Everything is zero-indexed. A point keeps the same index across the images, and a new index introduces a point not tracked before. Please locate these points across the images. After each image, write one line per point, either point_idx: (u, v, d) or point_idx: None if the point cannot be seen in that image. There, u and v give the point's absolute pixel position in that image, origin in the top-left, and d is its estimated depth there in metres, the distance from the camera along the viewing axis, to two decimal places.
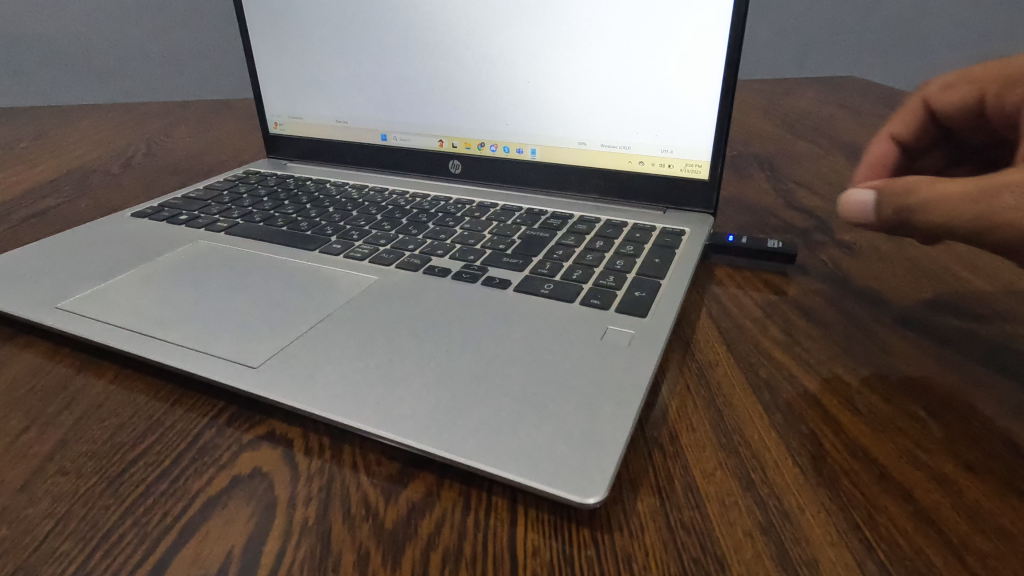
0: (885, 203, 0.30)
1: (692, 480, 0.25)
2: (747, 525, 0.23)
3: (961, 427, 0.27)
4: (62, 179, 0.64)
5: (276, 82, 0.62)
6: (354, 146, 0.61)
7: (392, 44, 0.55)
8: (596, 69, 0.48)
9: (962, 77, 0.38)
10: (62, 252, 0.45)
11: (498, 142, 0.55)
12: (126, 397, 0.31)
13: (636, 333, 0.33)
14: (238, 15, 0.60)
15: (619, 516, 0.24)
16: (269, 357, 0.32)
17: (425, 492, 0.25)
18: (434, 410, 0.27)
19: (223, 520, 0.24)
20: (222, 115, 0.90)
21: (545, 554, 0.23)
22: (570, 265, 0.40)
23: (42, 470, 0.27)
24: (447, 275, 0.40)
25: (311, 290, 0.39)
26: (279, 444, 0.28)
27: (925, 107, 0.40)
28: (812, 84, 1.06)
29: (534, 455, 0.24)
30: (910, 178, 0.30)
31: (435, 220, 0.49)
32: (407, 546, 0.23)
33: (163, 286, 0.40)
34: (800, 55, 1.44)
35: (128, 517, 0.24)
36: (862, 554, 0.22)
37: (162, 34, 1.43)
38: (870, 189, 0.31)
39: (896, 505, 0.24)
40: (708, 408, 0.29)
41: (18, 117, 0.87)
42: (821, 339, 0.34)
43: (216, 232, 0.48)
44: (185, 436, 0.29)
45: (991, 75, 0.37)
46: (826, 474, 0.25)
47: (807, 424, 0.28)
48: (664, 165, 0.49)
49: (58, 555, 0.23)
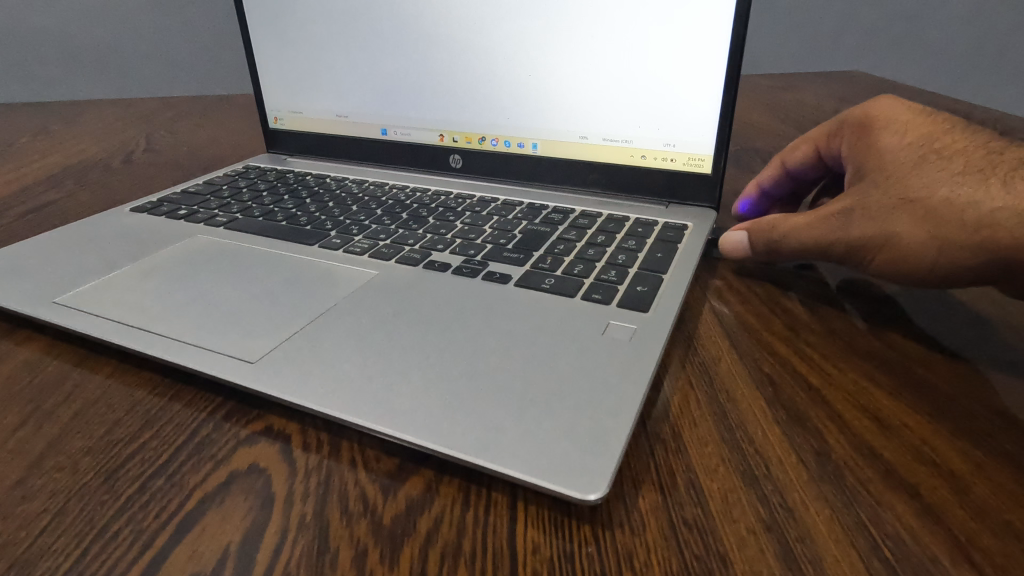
0: (757, 240, 0.41)
1: (695, 476, 0.25)
2: (750, 522, 0.23)
3: (968, 422, 0.27)
4: (62, 174, 0.63)
5: (275, 76, 0.62)
6: (354, 141, 0.61)
7: (393, 37, 0.54)
8: (598, 62, 0.48)
9: (803, 139, 0.46)
10: (60, 246, 0.44)
11: (500, 136, 0.54)
12: (124, 392, 0.31)
13: (638, 328, 0.32)
14: (237, 9, 0.60)
15: (621, 512, 0.24)
16: (267, 352, 0.31)
17: (424, 488, 0.25)
18: (432, 406, 0.27)
19: (220, 516, 0.24)
20: (223, 110, 0.90)
21: (545, 551, 0.22)
22: (572, 260, 0.40)
23: (38, 465, 0.27)
24: (447, 270, 0.39)
25: (310, 285, 0.39)
26: (277, 440, 0.28)
27: (779, 165, 0.47)
28: (817, 79, 1.05)
29: (534, 451, 0.24)
30: (769, 218, 0.41)
31: (435, 214, 0.49)
32: (406, 544, 0.23)
33: (162, 281, 0.39)
34: (805, 50, 1.43)
35: (123, 513, 0.24)
36: (868, 552, 0.21)
37: (163, 29, 1.43)
38: (743, 233, 0.42)
39: (902, 502, 0.23)
40: (711, 404, 0.29)
41: (19, 113, 0.87)
42: (826, 334, 0.34)
43: (216, 226, 0.48)
44: (182, 432, 0.28)
45: (818, 134, 0.45)
46: (831, 470, 0.25)
47: (811, 420, 0.27)
48: (667, 159, 0.49)
49: (53, 551, 0.23)
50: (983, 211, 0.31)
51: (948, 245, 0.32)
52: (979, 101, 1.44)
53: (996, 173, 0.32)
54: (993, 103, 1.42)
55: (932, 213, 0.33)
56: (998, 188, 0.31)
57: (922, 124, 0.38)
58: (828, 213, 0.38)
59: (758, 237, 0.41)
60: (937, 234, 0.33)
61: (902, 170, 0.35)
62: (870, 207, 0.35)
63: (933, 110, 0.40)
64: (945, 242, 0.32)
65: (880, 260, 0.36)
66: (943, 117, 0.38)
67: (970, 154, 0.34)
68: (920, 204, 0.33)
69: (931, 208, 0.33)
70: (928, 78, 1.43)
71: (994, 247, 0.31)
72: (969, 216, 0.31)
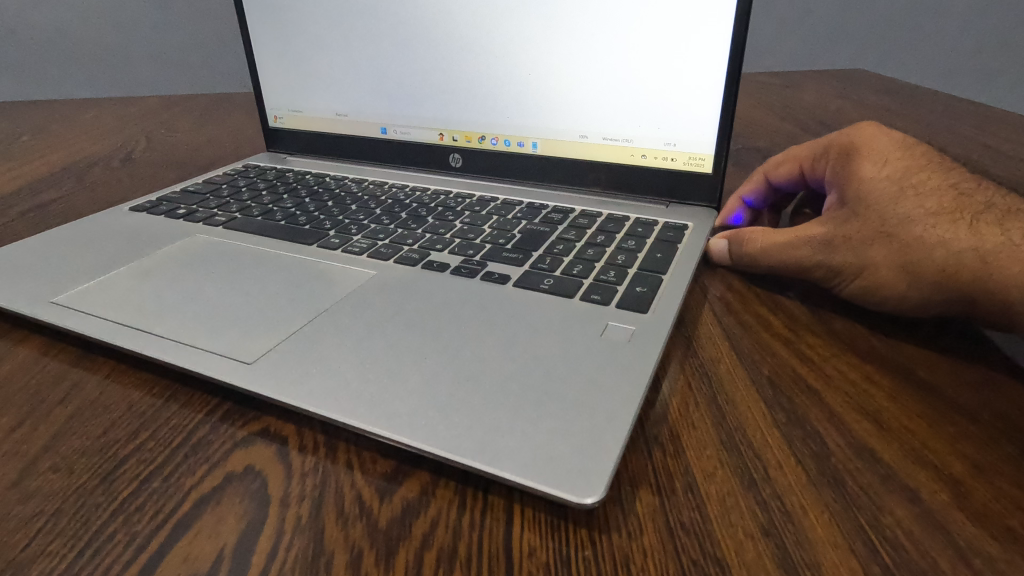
0: (736, 254, 0.41)
1: (693, 480, 0.25)
2: (748, 526, 0.23)
3: (970, 426, 0.27)
4: (61, 173, 0.63)
5: (275, 75, 0.61)
6: (354, 139, 0.60)
7: (393, 35, 0.54)
8: (599, 61, 0.47)
9: (788, 155, 0.46)
10: (58, 246, 0.44)
11: (500, 135, 0.54)
12: (120, 393, 0.31)
13: (637, 329, 0.32)
14: (237, 7, 0.59)
15: (618, 516, 0.23)
16: (264, 353, 0.31)
17: (420, 491, 0.25)
18: (428, 408, 0.27)
19: (215, 519, 0.24)
20: (223, 108, 0.90)
21: (541, 555, 0.22)
22: (571, 260, 0.40)
23: (33, 467, 0.26)
24: (446, 270, 0.39)
25: (308, 285, 0.38)
26: (273, 442, 0.28)
27: (764, 178, 0.47)
28: (820, 77, 1.05)
29: (531, 454, 0.24)
30: (753, 230, 0.40)
31: (434, 214, 0.48)
32: (401, 547, 0.22)
33: (159, 281, 0.39)
34: (807, 47, 1.42)
35: (118, 515, 0.24)
36: (866, 557, 0.21)
37: (163, 27, 1.42)
38: (724, 242, 0.42)
39: (902, 506, 0.23)
40: (710, 407, 0.29)
41: (20, 111, 0.87)
42: (827, 336, 0.34)
43: (214, 226, 0.48)
44: (178, 433, 0.28)
45: (805, 153, 0.44)
46: (830, 473, 0.25)
47: (811, 423, 0.27)
48: (667, 158, 0.48)
49: (48, 553, 0.23)
50: (952, 250, 0.32)
51: (919, 279, 0.33)
52: (981, 100, 1.43)
53: (965, 216, 0.34)
54: (996, 103, 1.41)
55: (909, 246, 0.33)
56: (968, 230, 0.33)
57: (905, 153, 0.38)
58: (810, 235, 0.37)
59: (736, 248, 0.41)
60: (909, 267, 0.33)
61: (881, 200, 0.35)
62: (851, 234, 0.36)
63: (912, 141, 0.40)
64: (917, 277, 0.33)
65: (852, 287, 0.36)
66: (922, 154, 0.38)
67: (943, 193, 0.35)
68: (896, 237, 0.34)
69: (905, 242, 0.33)
70: (931, 76, 1.42)
71: (961, 285, 0.32)
72: (938, 255, 0.32)
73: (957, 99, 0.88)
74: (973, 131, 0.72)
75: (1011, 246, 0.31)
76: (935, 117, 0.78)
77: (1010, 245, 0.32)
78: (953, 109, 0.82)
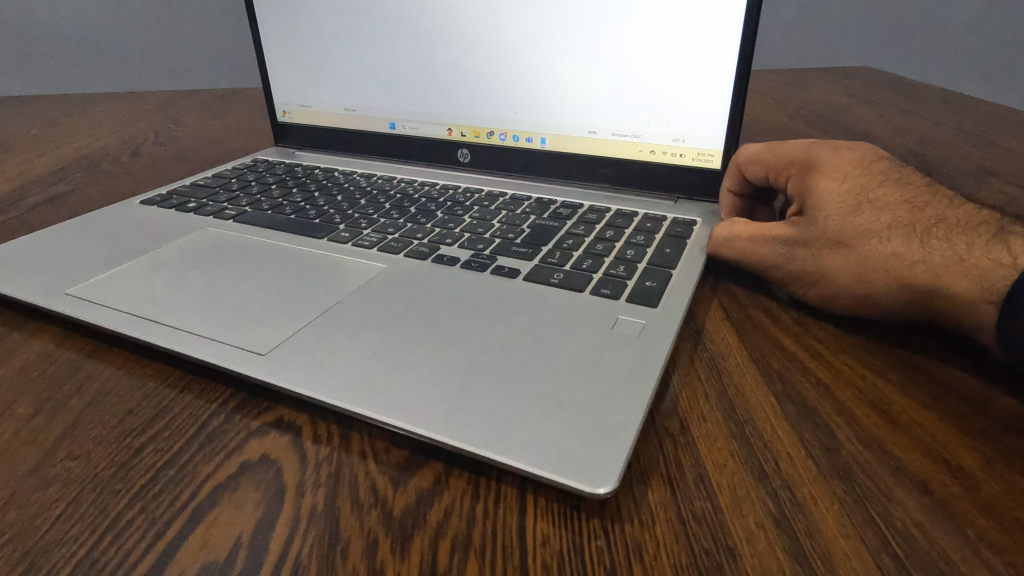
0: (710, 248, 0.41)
1: (704, 470, 0.25)
2: (760, 516, 0.23)
3: (975, 421, 0.27)
4: (71, 166, 0.64)
5: (284, 70, 0.62)
6: (362, 134, 0.61)
7: (402, 30, 0.54)
8: (607, 58, 0.48)
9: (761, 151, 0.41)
10: (72, 238, 0.45)
11: (508, 130, 0.54)
12: (136, 383, 0.31)
13: (647, 323, 0.32)
14: (247, 5, 0.60)
15: (630, 506, 0.24)
16: (278, 344, 0.32)
17: (433, 480, 0.25)
18: (440, 399, 0.27)
19: (231, 507, 0.24)
20: (231, 103, 0.90)
21: (555, 543, 0.22)
22: (580, 255, 0.40)
23: (52, 455, 0.27)
24: (455, 264, 0.40)
25: (319, 278, 0.39)
26: (288, 431, 0.28)
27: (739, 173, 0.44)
28: (827, 76, 1.04)
29: (543, 444, 0.24)
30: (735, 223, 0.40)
31: (443, 209, 0.49)
32: (415, 535, 0.23)
33: (172, 273, 0.40)
34: (812, 43, 1.40)
35: (137, 501, 0.24)
36: (877, 547, 0.21)
37: (167, 22, 1.42)
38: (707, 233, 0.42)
39: (911, 498, 0.23)
40: (720, 400, 0.29)
41: (28, 105, 0.87)
42: (836, 331, 0.34)
43: (224, 219, 0.48)
44: (194, 422, 0.29)
45: (774, 153, 0.40)
46: (841, 465, 0.25)
47: (821, 416, 0.27)
48: (676, 154, 0.49)
49: (68, 539, 0.23)
50: (905, 262, 0.32)
51: (874, 291, 0.33)
52: (988, 99, 1.42)
53: (917, 229, 0.33)
54: (1004, 102, 1.40)
55: (864, 255, 0.33)
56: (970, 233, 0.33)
57: (888, 160, 0.38)
58: (780, 232, 0.37)
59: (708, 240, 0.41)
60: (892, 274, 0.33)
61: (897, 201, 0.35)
62: (813, 240, 0.35)
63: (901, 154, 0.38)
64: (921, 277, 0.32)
65: (812, 292, 0.35)
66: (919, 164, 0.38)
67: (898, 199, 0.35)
68: (860, 240, 0.34)
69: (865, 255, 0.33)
70: (937, 75, 1.41)
71: None
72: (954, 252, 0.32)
73: (965, 97, 0.87)
74: (982, 129, 0.72)
75: (962, 259, 0.31)
76: (943, 115, 0.78)
77: (956, 259, 0.31)
78: (962, 108, 0.81)
